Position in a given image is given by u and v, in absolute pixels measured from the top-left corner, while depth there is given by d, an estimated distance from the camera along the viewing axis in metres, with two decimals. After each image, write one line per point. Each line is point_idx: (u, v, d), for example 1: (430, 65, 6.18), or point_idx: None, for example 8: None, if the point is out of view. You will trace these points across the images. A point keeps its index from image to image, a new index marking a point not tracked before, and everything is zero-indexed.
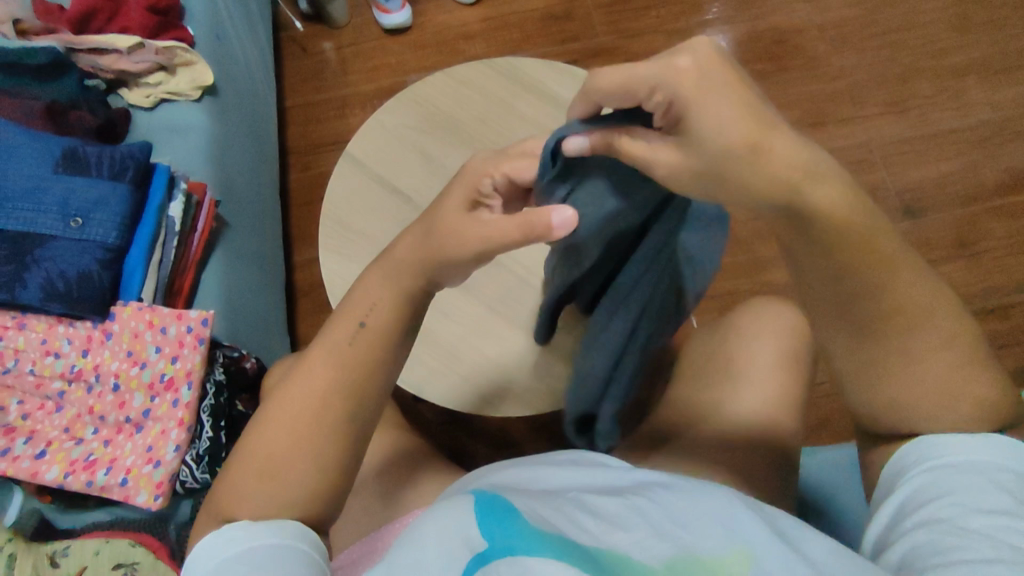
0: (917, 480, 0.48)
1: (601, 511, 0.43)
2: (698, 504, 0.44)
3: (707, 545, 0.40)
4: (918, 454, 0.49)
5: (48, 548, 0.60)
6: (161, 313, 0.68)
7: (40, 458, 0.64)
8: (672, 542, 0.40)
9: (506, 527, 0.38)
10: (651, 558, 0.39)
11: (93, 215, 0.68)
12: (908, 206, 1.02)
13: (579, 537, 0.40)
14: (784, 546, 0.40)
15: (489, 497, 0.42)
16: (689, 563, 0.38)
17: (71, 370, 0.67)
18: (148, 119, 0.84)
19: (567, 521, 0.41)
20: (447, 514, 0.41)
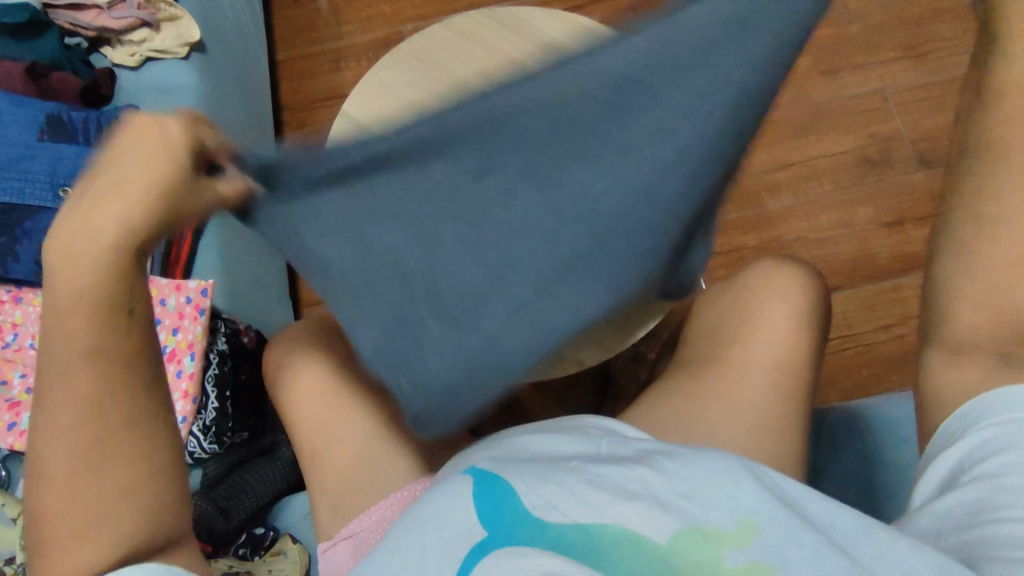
0: (968, 440, 0.48)
1: (600, 480, 0.42)
2: (702, 467, 0.42)
3: (709, 517, 0.40)
4: (974, 414, 0.49)
5: None
6: (160, 285, 0.67)
7: None
8: (675, 515, 0.40)
9: (502, 517, 0.41)
10: (655, 534, 0.39)
11: None
12: (922, 156, 1.01)
13: (581, 516, 0.40)
14: (789, 513, 0.40)
15: (488, 484, 0.43)
16: (693, 535, 0.39)
17: None
18: (133, 78, 0.80)
19: (567, 497, 0.41)
20: (450, 499, 0.42)
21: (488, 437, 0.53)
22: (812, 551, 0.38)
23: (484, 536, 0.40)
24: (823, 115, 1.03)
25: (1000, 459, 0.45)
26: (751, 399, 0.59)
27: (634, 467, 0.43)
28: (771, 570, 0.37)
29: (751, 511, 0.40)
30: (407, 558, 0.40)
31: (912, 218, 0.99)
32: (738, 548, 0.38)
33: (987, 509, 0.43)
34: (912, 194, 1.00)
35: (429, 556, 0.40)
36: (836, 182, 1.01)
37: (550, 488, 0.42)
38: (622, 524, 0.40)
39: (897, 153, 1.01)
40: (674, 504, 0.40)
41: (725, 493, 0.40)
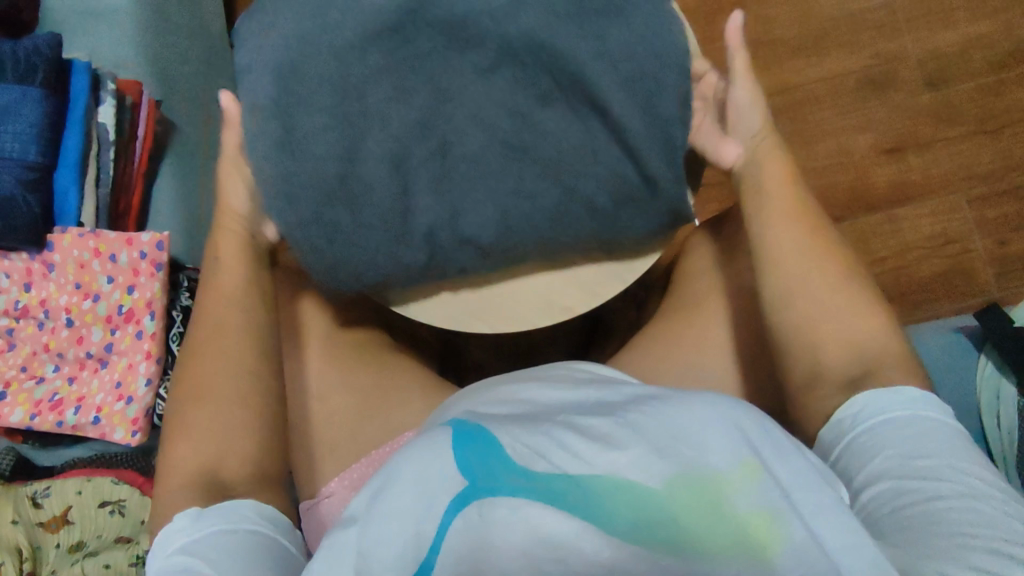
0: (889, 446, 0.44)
1: (589, 428, 0.39)
2: (695, 412, 0.39)
3: (708, 459, 0.36)
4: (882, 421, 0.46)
5: (27, 490, 0.59)
6: (108, 238, 0.62)
7: (1, 401, 0.61)
8: (671, 459, 0.37)
9: (481, 467, 0.38)
10: (648, 478, 0.36)
11: (4, 127, 0.59)
12: (928, 76, 0.95)
13: (569, 464, 0.37)
14: (791, 464, 0.38)
15: (466, 439, 0.40)
16: (689, 482, 0.36)
17: (16, 307, 0.62)
18: (58, 1, 0.71)
19: (553, 445, 0.38)
20: (427, 455, 0.40)
21: (468, 392, 0.50)
22: (820, 503, 0.36)
23: (465, 487, 0.37)
24: (825, 32, 0.96)
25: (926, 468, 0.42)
26: (747, 343, 0.56)
27: (622, 415, 0.40)
28: (775, 513, 0.35)
29: (751, 453, 0.37)
30: (383, 513, 0.38)
31: (913, 145, 0.94)
32: (739, 493, 0.35)
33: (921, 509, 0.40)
34: (915, 119, 0.95)
35: (403, 513, 0.38)
36: (836, 106, 0.95)
37: (534, 439, 0.39)
38: (612, 470, 0.37)
39: (902, 73, 0.95)
40: (669, 449, 0.37)
41: (724, 435, 0.37)
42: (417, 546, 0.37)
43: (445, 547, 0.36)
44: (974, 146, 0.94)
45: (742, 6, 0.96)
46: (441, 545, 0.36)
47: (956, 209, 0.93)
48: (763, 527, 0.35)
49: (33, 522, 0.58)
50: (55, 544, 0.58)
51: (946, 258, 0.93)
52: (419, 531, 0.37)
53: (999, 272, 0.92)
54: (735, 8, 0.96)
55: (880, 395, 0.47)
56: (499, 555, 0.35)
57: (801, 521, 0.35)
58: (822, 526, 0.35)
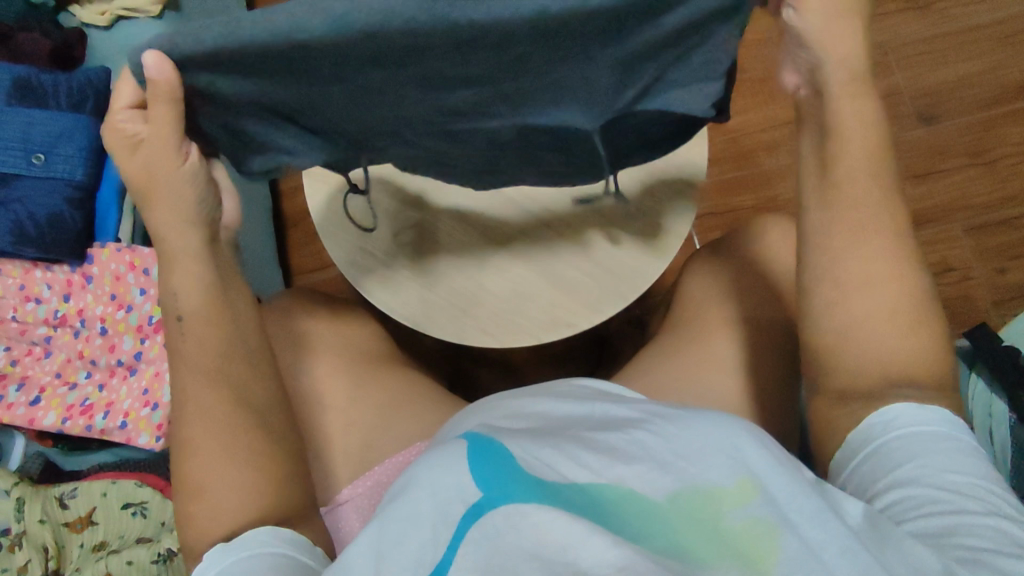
0: (931, 462, 0.41)
1: (596, 441, 0.38)
2: (702, 429, 0.38)
3: (707, 476, 0.35)
4: (929, 436, 0.42)
5: (55, 491, 0.62)
6: (143, 254, 0.66)
7: (35, 405, 0.64)
8: (673, 474, 0.35)
9: (494, 471, 0.35)
10: (651, 491, 0.35)
11: (56, 149, 0.65)
12: (923, 112, 0.99)
13: (577, 476, 0.36)
14: (807, 488, 0.35)
15: (479, 445, 0.38)
16: (692, 497, 0.34)
17: (55, 316, 0.66)
18: (106, 39, 0.77)
19: (563, 456, 0.37)
20: (437, 462, 0.38)
21: (476, 408, 0.51)
22: (814, 511, 0.34)
23: (480, 496, 0.34)
24: None
25: (968, 497, 0.39)
26: (750, 356, 0.58)
27: (629, 430, 0.39)
28: (772, 526, 0.32)
29: (750, 468, 0.35)
30: (401, 521, 0.36)
31: (910, 176, 0.98)
32: (737, 506, 0.33)
33: (955, 534, 0.37)
34: (913, 152, 0.98)
35: (418, 521, 0.35)
36: None
37: (547, 449, 0.38)
38: (619, 483, 0.35)
39: (898, 109, 0.99)
40: (673, 464, 0.36)
41: (724, 450, 0.36)
42: (432, 556, 0.33)
43: (458, 563, 0.32)
44: (970, 177, 0.97)
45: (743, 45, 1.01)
46: (454, 557, 0.32)
47: (955, 238, 0.96)
48: (759, 541, 0.32)
49: (59, 522, 0.61)
50: (79, 543, 0.61)
51: (948, 286, 0.95)
52: (437, 538, 0.34)
53: (998, 300, 0.94)
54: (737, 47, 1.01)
55: (916, 408, 0.44)
56: (510, 559, 0.31)
57: (797, 533, 0.32)
58: (822, 537, 0.32)
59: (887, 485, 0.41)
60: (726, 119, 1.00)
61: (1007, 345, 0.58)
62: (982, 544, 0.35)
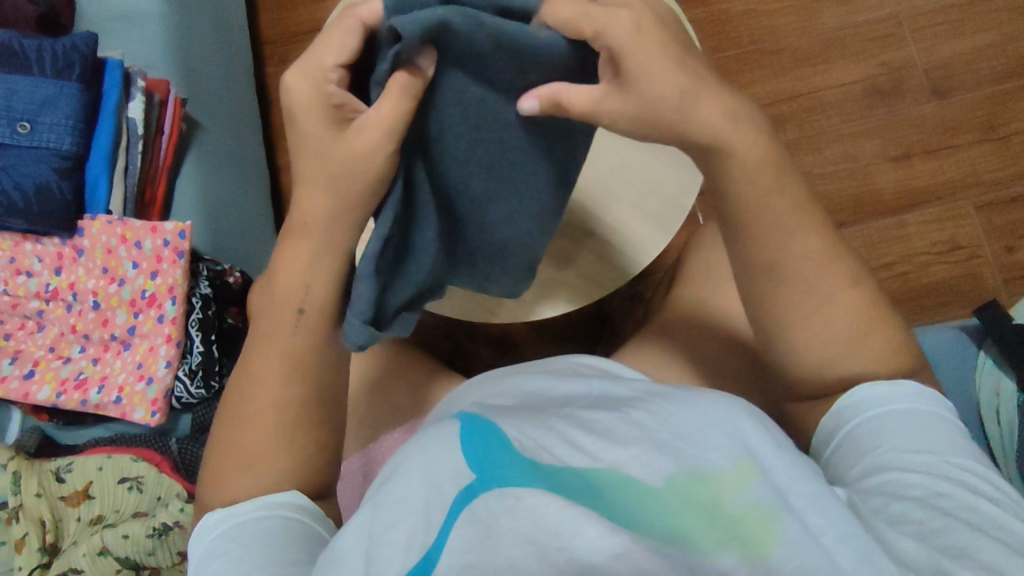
0: (915, 449, 0.40)
1: (592, 423, 0.37)
2: (699, 408, 0.37)
3: (707, 458, 0.33)
4: (910, 424, 0.41)
5: (51, 465, 0.63)
6: (134, 227, 0.65)
7: (29, 378, 0.65)
8: (673, 456, 0.33)
9: (490, 451, 0.34)
10: (650, 475, 0.33)
11: (41, 119, 0.64)
12: (935, 85, 0.96)
13: (574, 460, 0.34)
14: (809, 474, 0.34)
15: (474, 426, 0.37)
16: (692, 480, 0.32)
17: (46, 289, 0.66)
18: (94, 7, 0.75)
19: (558, 438, 0.35)
20: (432, 441, 0.37)
21: (468, 389, 0.50)
22: (813, 495, 0.33)
23: (473, 478, 0.33)
24: (832, 41, 0.98)
25: (950, 482, 0.37)
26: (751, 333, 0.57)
27: (626, 410, 0.37)
28: (772, 510, 0.31)
29: (750, 450, 0.34)
30: (391, 505, 0.34)
31: (920, 152, 0.95)
32: (737, 490, 0.32)
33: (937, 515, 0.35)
34: (922, 127, 0.96)
35: (409, 502, 0.34)
36: (843, 113, 0.97)
37: (541, 430, 0.36)
38: (618, 467, 0.33)
39: (908, 82, 0.97)
40: (672, 444, 0.34)
41: (725, 431, 0.35)
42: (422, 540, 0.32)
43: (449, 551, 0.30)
44: (981, 153, 0.95)
45: (751, 15, 0.98)
46: (444, 540, 0.31)
47: (964, 216, 0.94)
48: (760, 525, 0.31)
49: (56, 495, 0.62)
50: (76, 517, 0.63)
51: (954, 264, 0.93)
52: (427, 517, 0.33)
53: (1007, 278, 0.93)
54: (745, 19, 0.98)
55: (884, 386, 0.43)
56: (504, 545, 0.30)
57: (798, 519, 0.32)
58: (820, 522, 0.32)
59: (868, 466, 0.40)
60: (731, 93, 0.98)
61: (1015, 324, 0.57)
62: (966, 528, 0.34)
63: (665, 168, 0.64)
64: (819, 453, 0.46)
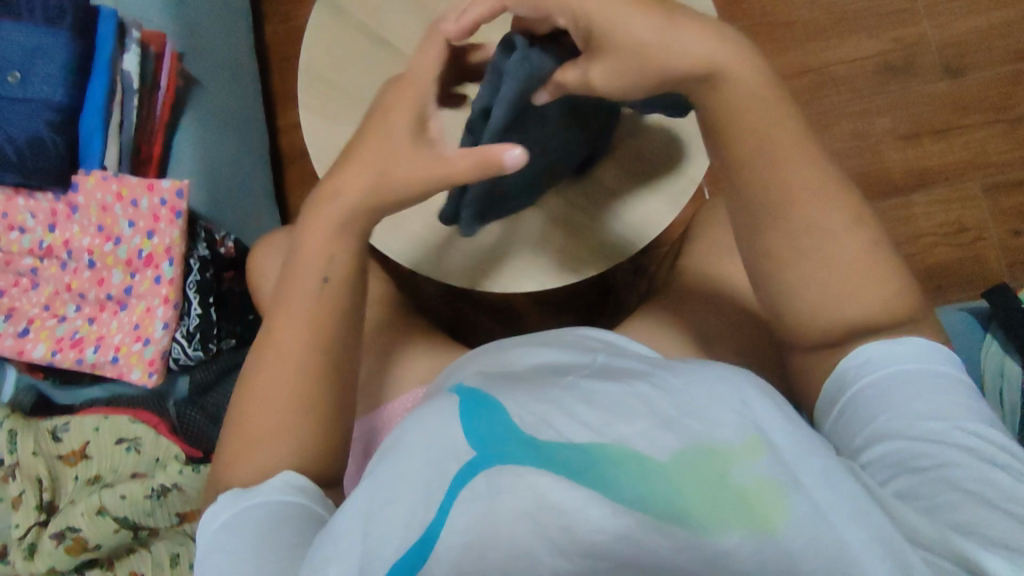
0: (925, 417, 0.39)
1: (594, 395, 0.35)
2: (704, 385, 0.36)
3: (714, 434, 0.32)
4: (920, 388, 0.41)
5: (47, 424, 0.63)
6: (130, 184, 0.64)
7: (23, 337, 0.64)
8: (678, 432, 0.32)
9: (488, 425, 0.33)
10: (654, 451, 0.31)
11: (33, 69, 0.62)
12: (951, 63, 0.94)
13: (575, 435, 0.32)
14: (820, 453, 0.34)
15: (474, 402, 0.36)
16: (699, 455, 0.31)
17: (40, 246, 0.64)
18: None
19: (559, 411, 0.34)
20: (429, 419, 0.36)
21: (478, 356, 0.49)
22: (822, 470, 0.33)
23: (474, 455, 0.32)
24: (846, 14, 0.95)
25: (960, 451, 0.37)
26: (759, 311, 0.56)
27: (630, 385, 0.36)
28: (781, 487, 0.31)
29: (759, 427, 0.33)
30: (390, 480, 0.35)
31: (930, 132, 0.94)
32: (747, 465, 0.31)
33: (946, 489, 0.35)
34: (935, 105, 0.94)
35: (412, 481, 0.34)
36: (855, 89, 0.95)
37: (542, 404, 0.35)
38: (622, 443, 0.32)
39: (922, 59, 0.94)
40: (679, 421, 0.33)
41: (733, 409, 0.34)
42: (422, 518, 0.32)
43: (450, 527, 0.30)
44: (994, 134, 0.93)
45: None
46: (442, 522, 0.31)
47: (973, 197, 0.93)
48: (771, 501, 0.30)
49: (53, 455, 0.62)
50: (73, 476, 0.63)
51: (959, 246, 0.92)
52: (430, 497, 0.33)
53: (1012, 261, 0.92)
54: None
55: (892, 343, 0.43)
56: (503, 524, 0.29)
57: (807, 496, 0.31)
58: (830, 503, 0.31)
59: (877, 435, 0.40)
60: None
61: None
62: (975, 502, 0.34)
63: (673, 142, 0.63)
64: (824, 413, 0.45)
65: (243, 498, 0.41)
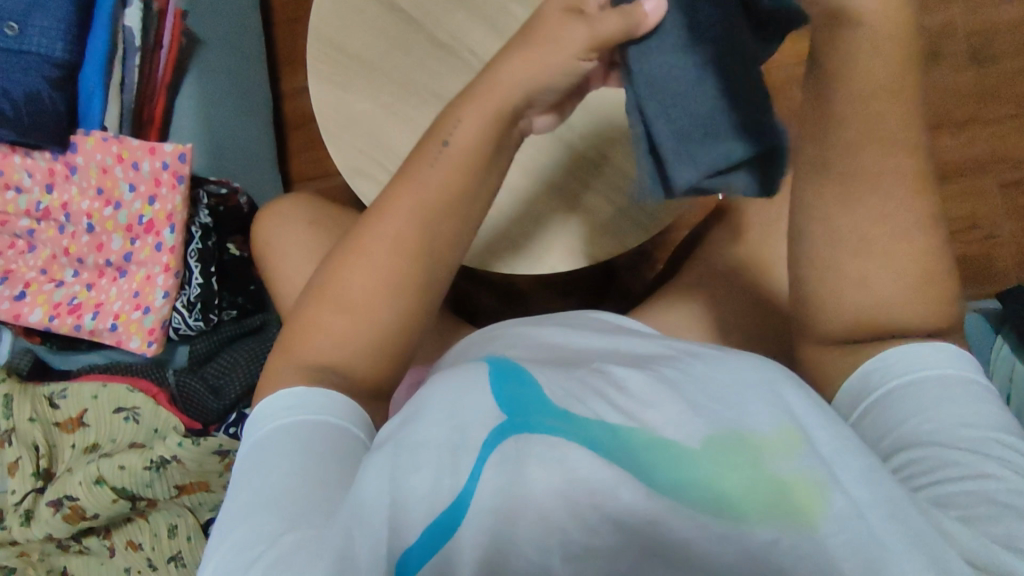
0: (959, 419, 0.35)
1: (625, 379, 0.35)
2: (736, 371, 0.35)
3: (748, 420, 0.31)
4: (951, 386, 0.37)
5: (44, 390, 0.63)
6: (131, 147, 0.62)
7: (20, 300, 0.63)
8: (709, 416, 0.32)
9: (521, 397, 0.33)
10: (685, 437, 0.31)
11: (31, 21, 0.59)
12: (976, 54, 0.92)
13: (608, 414, 0.32)
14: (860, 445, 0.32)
15: (504, 372, 0.35)
16: (733, 441, 0.31)
17: (37, 208, 0.63)
18: None
19: (591, 393, 0.34)
20: (455, 382, 0.35)
21: (507, 325, 0.49)
22: (862, 469, 0.30)
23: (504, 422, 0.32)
24: None
25: (997, 457, 0.33)
26: None
27: (659, 370, 0.36)
28: (820, 479, 0.29)
29: (794, 417, 0.32)
30: (410, 446, 0.32)
31: (949, 125, 0.92)
32: (781, 454, 0.30)
33: (984, 498, 0.32)
34: (956, 98, 0.92)
35: (430, 447, 0.32)
36: None
37: (573, 383, 0.35)
38: (652, 429, 0.32)
39: (946, 49, 0.92)
40: (709, 405, 0.32)
41: (764, 396, 0.33)
42: (450, 486, 0.31)
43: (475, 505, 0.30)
44: (1014, 130, 0.91)
45: None
46: (475, 485, 0.30)
47: (988, 194, 0.91)
48: (807, 494, 0.29)
49: (50, 421, 0.62)
50: (71, 444, 0.63)
51: (970, 243, 0.91)
52: (456, 465, 0.31)
53: None
54: None
55: (924, 348, 0.38)
56: (535, 499, 0.29)
57: (843, 491, 0.29)
58: (873, 500, 0.29)
59: (905, 437, 0.36)
60: None
61: None
62: (1018, 516, 0.30)
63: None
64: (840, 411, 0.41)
65: (282, 412, 0.38)
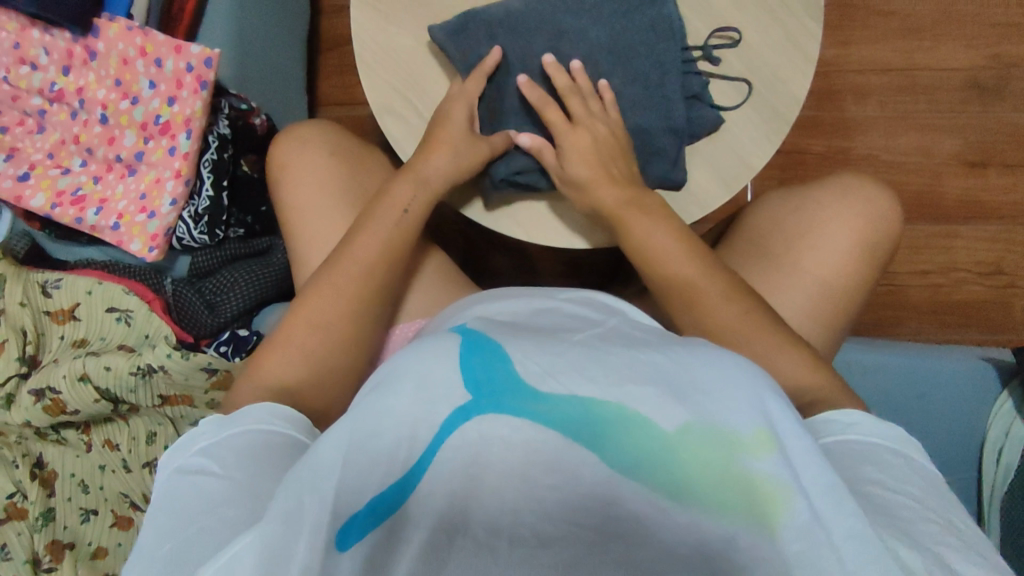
0: (899, 467, 0.37)
1: (604, 354, 0.34)
2: (719, 367, 0.33)
3: (727, 419, 0.31)
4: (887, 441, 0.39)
5: (38, 278, 0.62)
6: (157, 42, 0.59)
7: (22, 182, 0.61)
8: (688, 407, 0.31)
9: (486, 368, 0.32)
10: (661, 419, 0.31)
11: None
12: None
13: (579, 389, 0.31)
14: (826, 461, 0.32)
15: (475, 340, 0.34)
16: (706, 438, 0.30)
17: (50, 89, 0.60)
18: None
19: (565, 365, 0.32)
20: (426, 347, 0.34)
21: (473, 302, 0.47)
22: (831, 482, 0.31)
23: (469, 399, 0.31)
24: (947, 16, 0.87)
25: (930, 507, 0.36)
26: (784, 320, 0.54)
27: (641, 349, 0.34)
28: (785, 486, 0.30)
29: (769, 419, 0.31)
30: (375, 413, 0.32)
31: (998, 164, 0.89)
32: (752, 456, 0.30)
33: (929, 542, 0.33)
34: (1010, 137, 0.88)
35: (397, 409, 0.32)
36: (933, 101, 0.88)
37: (546, 355, 0.33)
38: (625, 404, 0.31)
39: (1013, 84, 0.88)
40: (688, 394, 0.31)
41: (745, 394, 0.32)
42: (410, 450, 0.31)
43: (440, 464, 0.31)
44: None
45: None
46: (433, 458, 0.31)
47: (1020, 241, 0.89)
48: (769, 496, 0.30)
49: (41, 309, 0.62)
50: (59, 335, 0.63)
51: (990, 288, 0.89)
52: (415, 432, 0.31)
53: None
54: None
55: (835, 414, 0.41)
56: (497, 467, 0.30)
57: (809, 502, 0.30)
58: (832, 511, 0.30)
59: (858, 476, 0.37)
60: (824, 50, 0.89)
61: None
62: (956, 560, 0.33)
63: (740, 113, 0.56)
64: None
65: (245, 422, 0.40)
